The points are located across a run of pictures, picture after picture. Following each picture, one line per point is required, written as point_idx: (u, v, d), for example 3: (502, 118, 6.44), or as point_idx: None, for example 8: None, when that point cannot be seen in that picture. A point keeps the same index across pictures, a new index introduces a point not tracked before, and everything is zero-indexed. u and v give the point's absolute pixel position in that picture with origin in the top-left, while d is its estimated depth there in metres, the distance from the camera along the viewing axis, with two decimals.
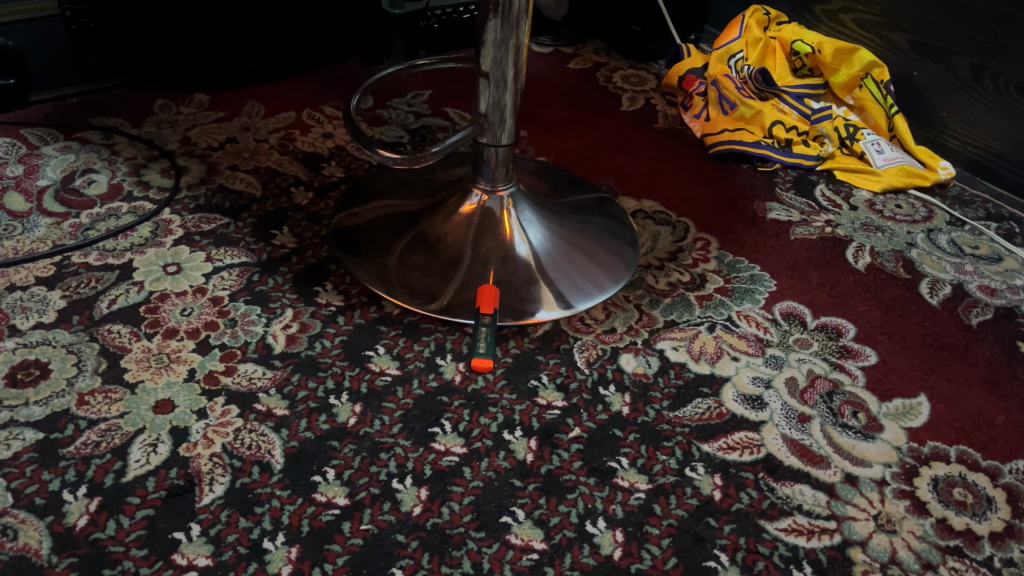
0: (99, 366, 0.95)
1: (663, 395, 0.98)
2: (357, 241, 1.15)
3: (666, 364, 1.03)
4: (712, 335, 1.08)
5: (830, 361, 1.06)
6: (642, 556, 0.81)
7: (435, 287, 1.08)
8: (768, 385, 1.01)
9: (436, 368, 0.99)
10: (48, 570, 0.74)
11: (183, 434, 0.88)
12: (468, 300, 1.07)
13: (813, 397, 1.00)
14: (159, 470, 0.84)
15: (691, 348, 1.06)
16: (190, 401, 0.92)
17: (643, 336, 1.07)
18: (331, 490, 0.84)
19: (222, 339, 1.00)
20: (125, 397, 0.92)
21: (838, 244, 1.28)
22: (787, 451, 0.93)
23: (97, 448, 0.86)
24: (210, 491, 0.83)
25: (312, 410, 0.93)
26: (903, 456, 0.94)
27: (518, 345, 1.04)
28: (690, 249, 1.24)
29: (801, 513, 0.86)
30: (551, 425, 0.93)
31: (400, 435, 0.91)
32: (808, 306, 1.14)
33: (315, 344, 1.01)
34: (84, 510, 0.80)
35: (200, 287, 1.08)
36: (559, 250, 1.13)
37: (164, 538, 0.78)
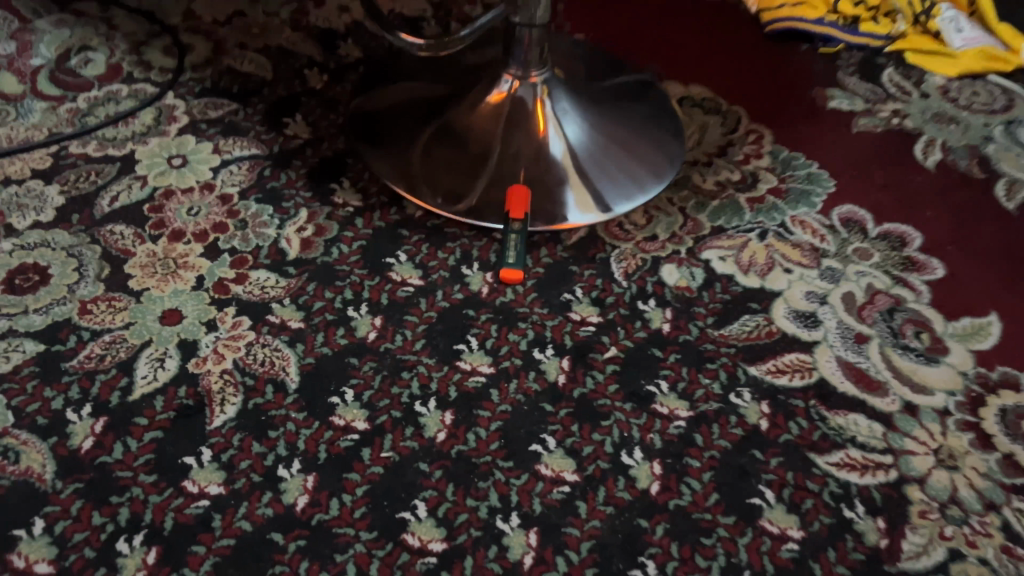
0: (101, 271, 0.89)
1: (708, 312, 0.91)
2: (377, 131, 1.05)
3: (712, 276, 0.94)
4: (763, 244, 0.99)
5: (892, 274, 0.96)
6: (682, 491, 0.75)
7: (461, 185, 0.99)
8: (823, 301, 0.93)
9: (462, 279, 0.92)
10: (52, 497, 0.71)
11: (192, 349, 0.83)
12: (496, 201, 0.98)
13: (871, 315, 0.92)
14: (167, 389, 0.79)
15: (739, 259, 0.97)
16: (199, 311, 0.86)
17: (687, 244, 0.98)
18: (349, 414, 0.79)
19: (232, 243, 0.93)
20: (130, 307, 0.86)
21: (905, 139, 1.16)
22: (842, 376, 0.86)
23: (101, 363, 0.81)
24: (221, 412, 0.78)
25: (329, 323, 0.86)
26: (969, 383, 0.86)
27: (551, 253, 0.96)
28: (741, 144, 1.12)
29: (854, 446, 0.80)
30: (585, 344, 0.86)
31: (423, 353, 0.84)
32: (870, 211, 1.04)
33: (332, 250, 0.94)
34: (89, 432, 0.75)
35: (208, 183, 1.00)
36: (599, 146, 1.03)
37: (173, 464, 0.74)
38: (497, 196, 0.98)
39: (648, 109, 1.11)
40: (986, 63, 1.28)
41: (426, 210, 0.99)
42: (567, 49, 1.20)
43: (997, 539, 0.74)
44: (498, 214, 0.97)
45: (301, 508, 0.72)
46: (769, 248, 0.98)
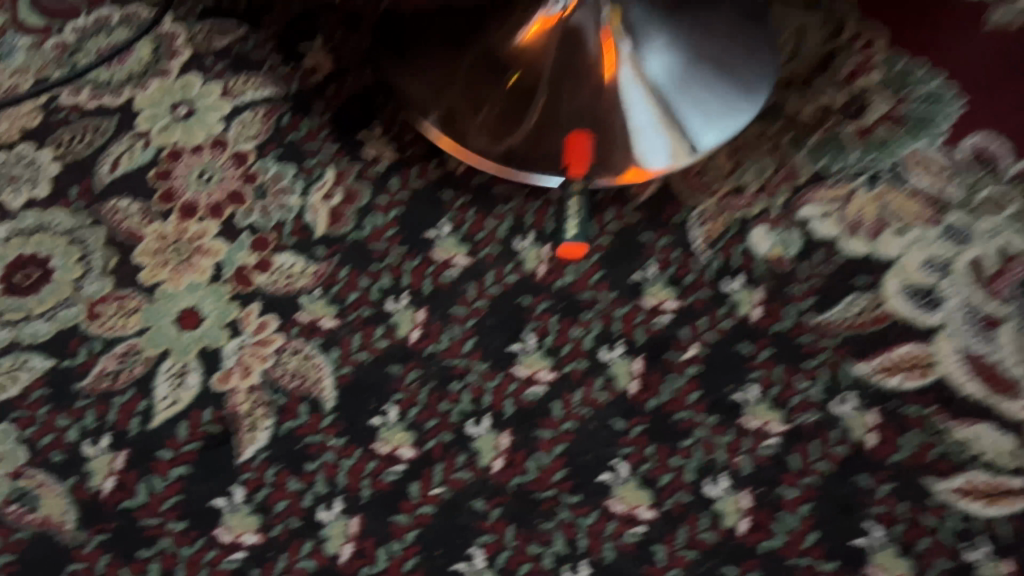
0: (108, 262, 0.78)
1: (806, 292, 0.77)
2: (403, 44, 0.87)
3: (810, 242, 0.80)
4: (874, 195, 0.82)
5: None
6: (774, 530, 0.66)
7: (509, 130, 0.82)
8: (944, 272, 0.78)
9: (515, 257, 0.79)
10: (76, 552, 0.64)
11: (216, 360, 0.73)
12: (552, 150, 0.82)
13: (1005, 288, 0.76)
14: (190, 413, 0.70)
15: (844, 217, 0.81)
16: (220, 310, 0.76)
17: (781, 199, 0.82)
18: (394, 438, 0.69)
19: (251, 218, 0.81)
20: (143, 307, 0.76)
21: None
22: (966, 374, 0.72)
23: (116, 381, 0.72)
24: (252, 441, 0.69)
25: (366, 321, 0.75)
26: None
27: (618, 218, 0.82)
28: (847, 51, 0.93)
29: (979, 467, 0.68)
30: (661, 339, 0.74)
31: (474, 356, 0.74)
32: (1010, 138, 0.84)
33: (364, 222, 0.81)
34: (110, 470, 0.68)
35: (219, 138, 0.86)
36: (680, 65, 0.83)
37: (203, 508, 0.66)
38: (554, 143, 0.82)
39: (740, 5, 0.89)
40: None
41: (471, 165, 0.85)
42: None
43: None
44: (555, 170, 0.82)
45: (346, 560, 0.64)
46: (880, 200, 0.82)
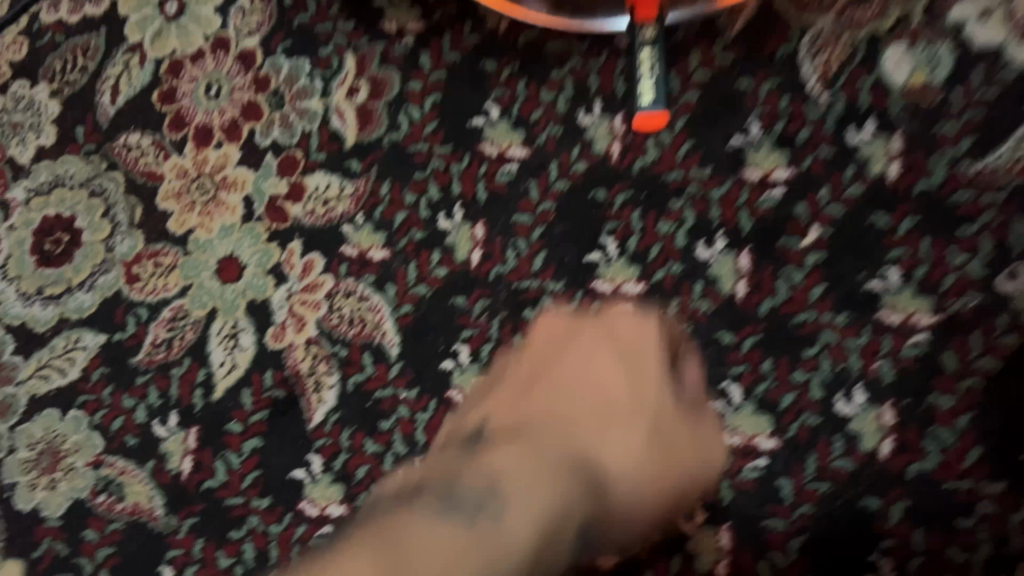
0: (134, 214, 0.71)
1: (960, 131, 0.59)
2: None
3: (969, 58, 0.60)
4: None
5: None
6: (925, 450, 0.55)
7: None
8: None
9: (582, 137, 0.65)
10: (172, 539, 0.63)
11: (267, 314, 0.66)
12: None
13: None
14: (251, 378, 0.65)
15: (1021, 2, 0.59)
16: (260, 254, 0.68)
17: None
18: (469, 384, 0.62)
19: (272, 135, 0.70)
20: (179, 261, 0.69)
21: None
22: None
23: (170, 350, 0.67)
24: (320, 403, 0.64)
25: (419, 246, 0.65)
26: None
27: (706, 62, 0.64)
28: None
29: None
30: (771, 223, 0.61)
31: (547, 274, 0.63)
32: None
33: (399, 119, 0.68)
34: (184, 449, 0.65)
35: (219, 39, 0.72)
36: None
37: (284, 481, 0.63)
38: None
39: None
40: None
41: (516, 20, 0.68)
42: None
43: None
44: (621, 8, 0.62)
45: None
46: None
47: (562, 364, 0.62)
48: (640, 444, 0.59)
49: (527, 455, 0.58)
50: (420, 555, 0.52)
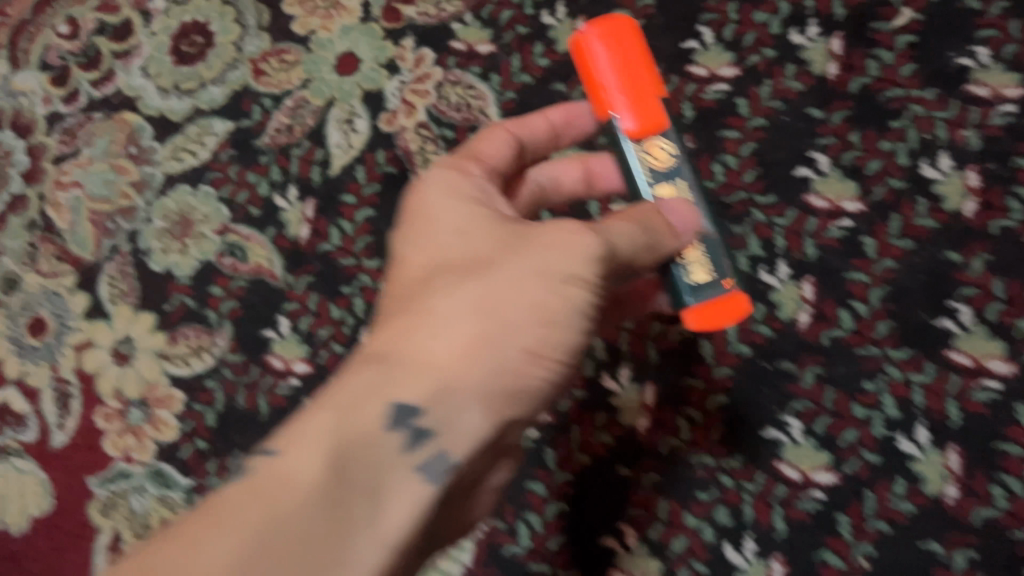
0: (45, 199, 0.79)
1: (742, 137, 0.64)
2: None
3: (754, 36, 0.66)
4: (825, 40, 0.64)
5: None
6: (678, 427, 0.60)
7: (507, 150, 0.50)
8: (908, 106, 0.62)
9: (400, 133, 0.71)
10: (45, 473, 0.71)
11: (141, 258, 0.75)
12: (650, 228, 0.43)
13: None
14: (118, 337, 0.73)
15: (799, 51, 0.65)
16: (152, 222, 0.75)
17: None
18: (288, 352, 0.69)
19: (157, 105, 0.78)
20: (108, 218, 0.77)
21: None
22: (951, 231, 0.59)
23: (59, 302, 0.76)
24: (166, 365, 0.71)
25: (256, 223, 0.72)
26: None
27: (527, 65, 0.70)
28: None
29: (958, 345, 0.57)
30: None
31: (365, 254, 0.69)
32: None
33: (254, 109, 0.76)
34: (57, 396, 0.73)
35: (113, 40, 0.81)
36: None
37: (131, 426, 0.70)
38: (654, 232, 0.43)
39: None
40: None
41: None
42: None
43: None
44: (594, 265, 0.41)
45: None
46: (663, 207, 0.46)
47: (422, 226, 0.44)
48: (559, 297, 0.40)
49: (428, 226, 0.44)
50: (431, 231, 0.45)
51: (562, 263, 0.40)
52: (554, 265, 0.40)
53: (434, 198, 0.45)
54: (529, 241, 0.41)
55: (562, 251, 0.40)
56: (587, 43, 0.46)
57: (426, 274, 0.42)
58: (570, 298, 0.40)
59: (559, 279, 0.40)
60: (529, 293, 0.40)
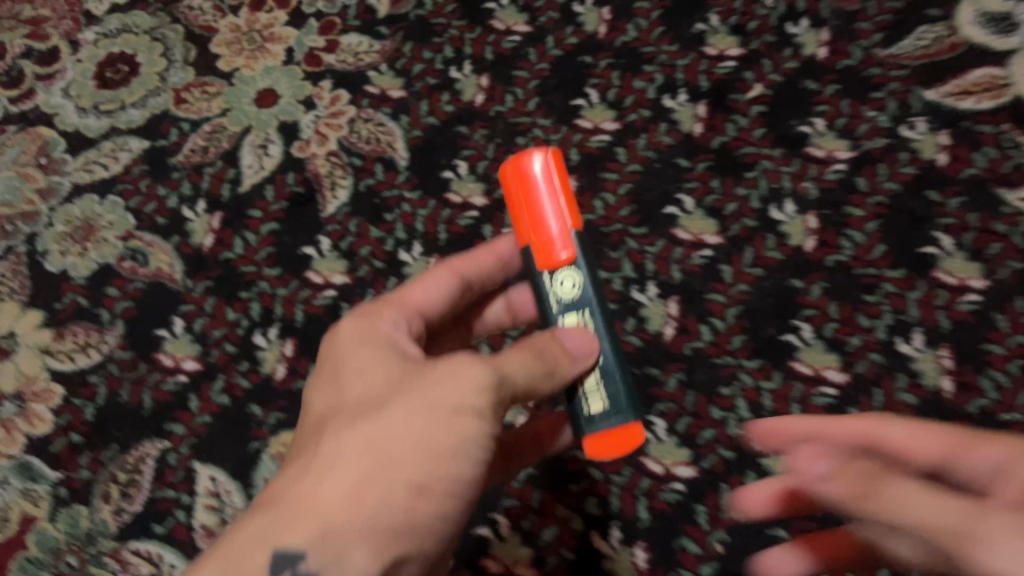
0: None
1: (620, 179, 0.73)
2: None
3: (634, 99, 0.76)
4: (691, 105, 0.75)
5: (1002, 47, 0.74)
6: None
7: (437, 291, 0.51)
8: (759, 161, 0.72)
9: (311, 157, 0.76)
10: None
11: (37, 259, 0.75)
12: (544, 355, 0.45)
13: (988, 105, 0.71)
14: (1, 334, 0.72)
15: (670, 113, 0.75)
16: (53, 226, 0.76)
17: (624, 40, 0.79)
18: (179, 351, 0.70)
19: (73, 121, 0.81)
20: (8, 221, 0.77)
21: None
22: (795, 262, 0.68)
23: None
24: (50, 361, 0.70)
25: (161, 231, 0.75)
26: (970, 268, 0.66)
27: (434, 109, 0.78)
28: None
29: (800, 356, 0.64)
30: (464, 236, 0.71)
31: (266, 263, 0.72)
32: None
33: (171, 131, 0.80)
34: None
35: (37, 64, 0.85)
36: None
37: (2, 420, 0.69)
38: (550, 360, 0.44)
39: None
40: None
41: (314, 48, 0.82)
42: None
43: None
44: (483, 395, 0.42)
45: (119, 474, 0.65)
46: (560, 332, 0.46)
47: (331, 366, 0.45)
48: (448, 435, 0.41)
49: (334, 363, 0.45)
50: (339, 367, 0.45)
51: (451, 398, 0.41)
52: (445, 397, 0.41)
53: (346, 336, 0.46)
54: (421, 376, 0.43)
55: (454, 385, 0.42)
56: (507, 173, 0.49)
57: (325, 414, 0.43)
58: (458, 433, 0.41)
59: (446, 413, 0.41)
60: (422, 422, 0.41)
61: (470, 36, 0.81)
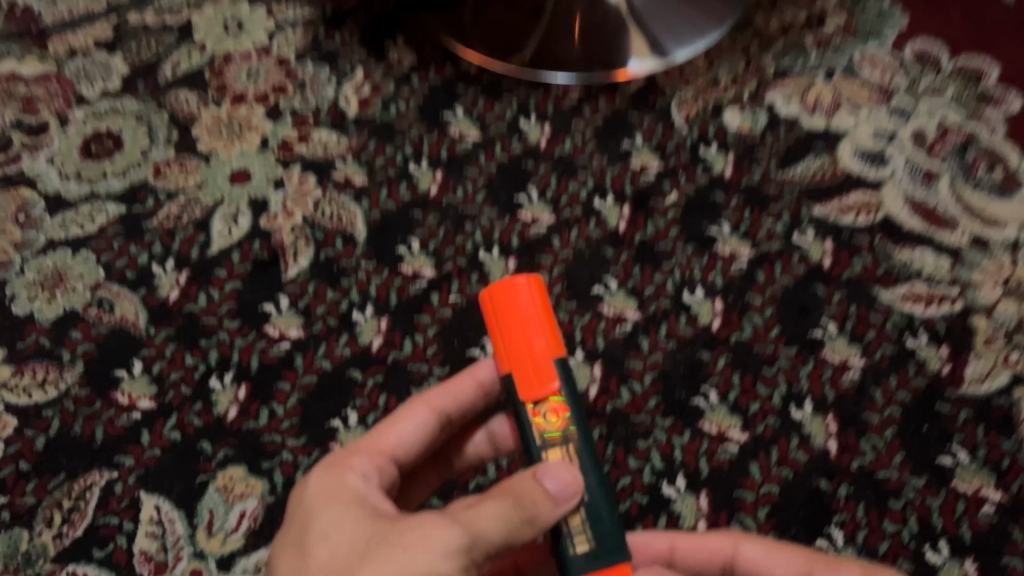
0: None
1: (554, 261, 0.83)
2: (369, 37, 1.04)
3: (568, 198, 0.87)
4: (617, 205, 0.87)
5: (876, 177, 0.89)
6: (486, 470, 0.71)
7: (414, 432, 0.52)
8: (674, 254, 0.83)
9: (278, 228, 0.85)
10: None
11: (4, 302, 0.79)
12: (523, 501, 0.41)
13: (866, 219, 0.85)
14: None
15: (599, 211, 0.86)
16: (24, 274, 0.81)
17: (562, 150, 0.92)
18: (135, 390, 0.74)
19: (55, 184, 0.88)
20: None
21: (831, 105, 0.95)
22: (703, 338, 0.77)
23: None
24: (6, 394, 0.73)
25: (129, 284, 0.80)
26: (851, 349, 0.77)
27: (392, 196, 0.87)
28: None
29: (706, 417, 0.73)
30: (413, 302, 0.79)
31: (227, 316, 0.78)
32: (824, 116, 0.94)
33: (147, 198, 0.87)
34: None
35: (26, 134, 0.92)
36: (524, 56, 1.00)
37: None
38: (530, 506, 0.41)
39: (507, 5, 1.03)
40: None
41: (287, 138, 0.92)
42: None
43: (837, 516, 0.69)
44: (454, 559, 0.39)
45: (63, 501, 0.68)
46: (540, 472, 0.43)
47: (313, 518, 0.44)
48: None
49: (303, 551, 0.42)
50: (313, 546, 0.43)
51: (421, 562, 0.38)
52: (414, 558, 0.39)
53: (316, 493, 0.45)
54: (391, 541, 0.40)
55: (421, 547, 0.39)
56: (513, 294, 0.48)
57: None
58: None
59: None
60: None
61: (428, 138, 0.93)
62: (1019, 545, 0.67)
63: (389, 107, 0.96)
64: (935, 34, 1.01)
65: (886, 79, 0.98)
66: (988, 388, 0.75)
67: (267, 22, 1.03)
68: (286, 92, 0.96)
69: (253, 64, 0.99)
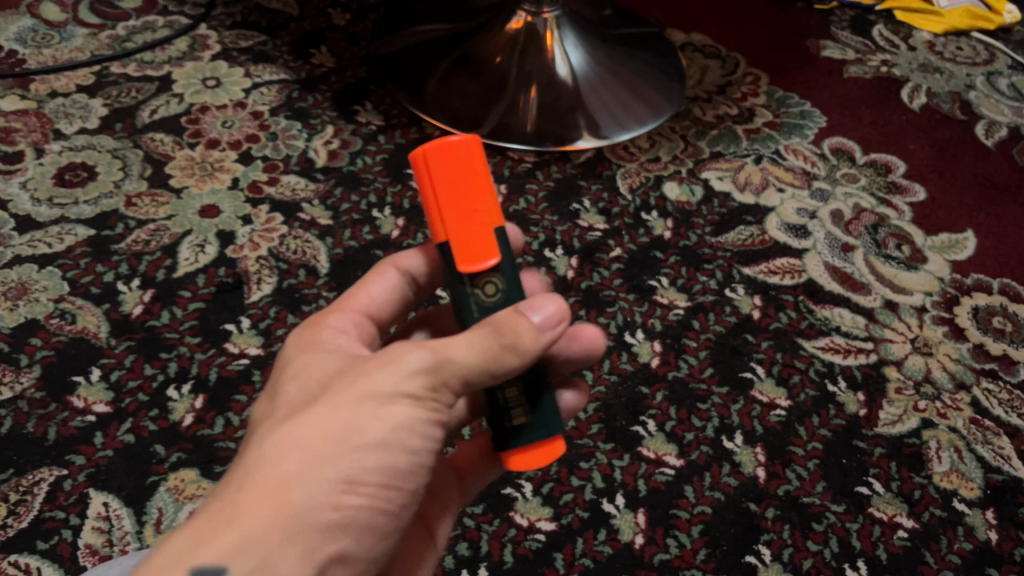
0: None
1: None
2: (342, 97, 1.11)
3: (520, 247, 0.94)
4: (566, 257, 0.93)
5: (801, 247, 0.98)
6: None
7: (383, 291, 0.58)
8: (617, 300, 0.89)
9: (243, 257, 0.88)
10: None
11: None
12: (501, 329, 0.45)
13: (793, 281, 0.94)
14: None
15: (549, 260, 0.93)
16: None
17: (517, 207, 0.99)
18: (91, 395, 0.75)
19: (26, 207, 0.91)
20: None
21: (760, 183, 1.06)
22: (644, 374, 0.83)
23: None
24: None
25: (93, 298, 0.83)
26: (775, 389, 0.83)
27: (355, 236, 0.92)
28: (587, 62, 1.12)
29: (647, 442, 0.78)
30: None
31: (189, 332, 0.81)
32: (754, 194, 1.04)
33: (116, 223, 0.90)
34: None
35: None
36: (482, 120, 1.08)
37: None
38: (508, 333, 0.45)
39: (471, 76, 1.11)
40: (808, 57, 1.27)
41: (257, 180, 0.97)
42: (396, 4, 1.24)
43: (765, 535, 0.73)
44: (417, 377, 0.43)
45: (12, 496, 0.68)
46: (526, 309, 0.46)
47: (286, 371, 0.47)
48: (374, 421, 0.42)
49: (272, 396, 0.46)
50: (276, 394, 0.46)
51: (386, 385, 0.43)
52: (376, 382, 0.43)
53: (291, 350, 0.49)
54: (355, 373, 0.44)
55: (384, 373, 0.43)
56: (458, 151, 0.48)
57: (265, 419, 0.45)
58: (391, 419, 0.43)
59: (376, 403, 0.42)
60: (342, 419, 0.42)
61: (391, 189, 0.98)
62: (931, 567, 0.72)
63: (356, 159, 1.02)
64: (850, 133, 1.14)
65: (808, 166, 1.09)
66: (900, 429, 0.81)
67: (244, 81, 1.10)
68: (258, 141, 1.02)
69: (228, 115, 1.05)
